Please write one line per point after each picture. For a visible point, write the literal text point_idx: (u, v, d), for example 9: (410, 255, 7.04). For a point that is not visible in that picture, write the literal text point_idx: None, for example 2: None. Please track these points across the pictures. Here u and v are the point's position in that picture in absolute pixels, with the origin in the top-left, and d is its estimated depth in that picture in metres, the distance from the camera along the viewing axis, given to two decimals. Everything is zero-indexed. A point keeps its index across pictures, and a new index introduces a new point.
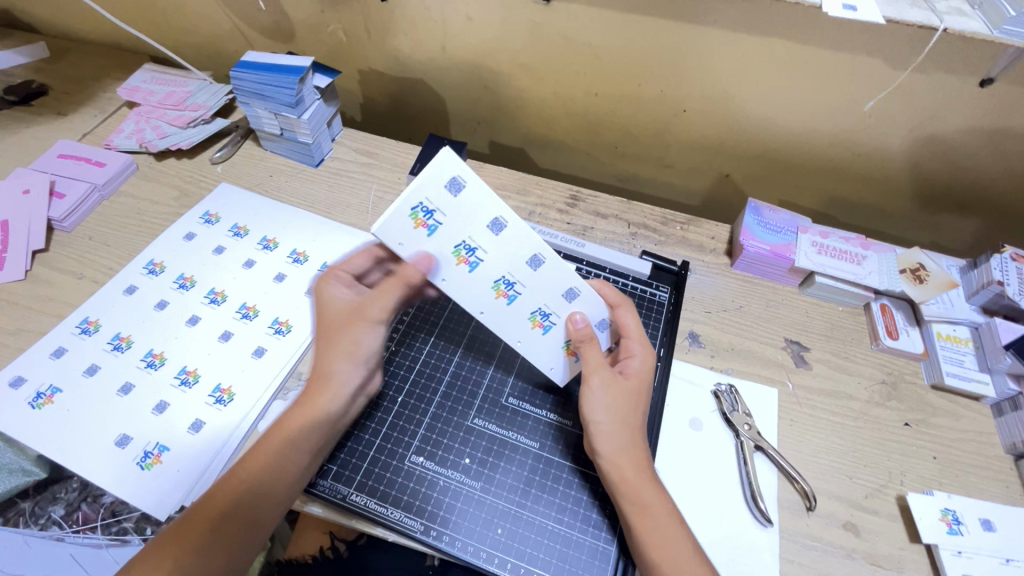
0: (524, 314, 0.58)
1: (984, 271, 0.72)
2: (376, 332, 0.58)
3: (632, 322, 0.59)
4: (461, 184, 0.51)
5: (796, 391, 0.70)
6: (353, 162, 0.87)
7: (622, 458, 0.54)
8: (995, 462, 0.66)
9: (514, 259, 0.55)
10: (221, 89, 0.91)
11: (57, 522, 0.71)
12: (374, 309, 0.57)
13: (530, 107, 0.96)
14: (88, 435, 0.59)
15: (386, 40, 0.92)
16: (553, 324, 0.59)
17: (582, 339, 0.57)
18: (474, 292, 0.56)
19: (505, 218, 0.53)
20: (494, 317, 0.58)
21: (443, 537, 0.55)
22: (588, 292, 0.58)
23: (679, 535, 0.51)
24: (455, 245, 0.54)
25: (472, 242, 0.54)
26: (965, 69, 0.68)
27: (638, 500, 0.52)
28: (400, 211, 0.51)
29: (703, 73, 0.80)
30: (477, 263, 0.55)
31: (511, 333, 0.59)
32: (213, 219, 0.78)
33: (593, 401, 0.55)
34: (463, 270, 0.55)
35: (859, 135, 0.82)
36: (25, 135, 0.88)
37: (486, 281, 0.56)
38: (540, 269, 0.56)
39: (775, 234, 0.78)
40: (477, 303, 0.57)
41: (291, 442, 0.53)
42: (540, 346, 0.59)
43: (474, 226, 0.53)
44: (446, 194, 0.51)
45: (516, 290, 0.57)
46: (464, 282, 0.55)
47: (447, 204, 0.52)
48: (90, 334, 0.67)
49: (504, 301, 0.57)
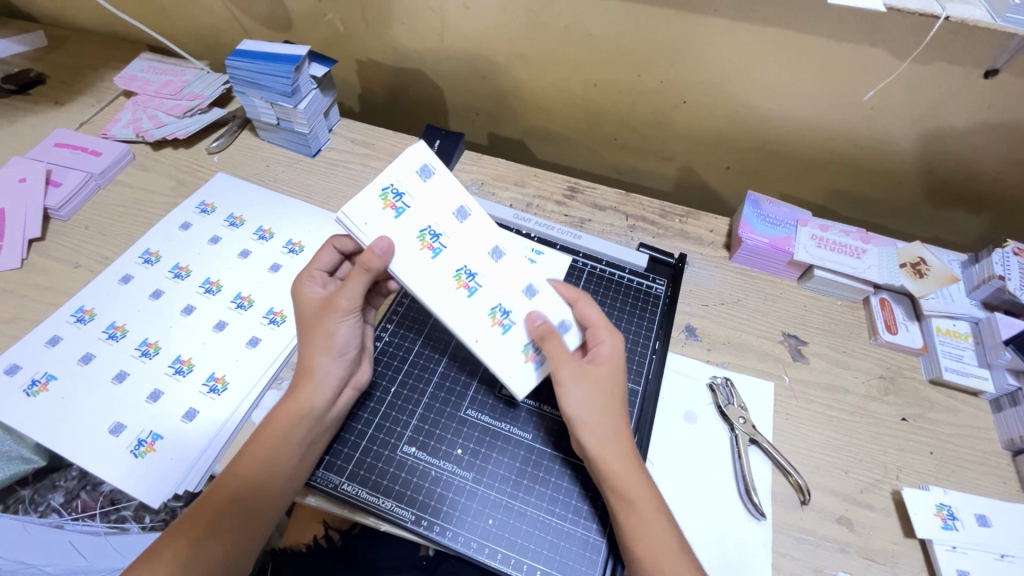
0: (483, 310, 0.57)
1: (986, 265, 0.72)
2: (349, 321, 0.58)
3: (596, 314, 0.58)
4: (430, 171, 0.57)
5: (793, 384, 0.70)
6: (350, 153, 0.87)
7: (606, 450, 0.53)
8: (992, 458, 0.65)
9: (474, 249, 0.57)
10: (218, 78, 0.91)
11: (57, 509, 0.74)
12: (340, 299, 0.57)
13: (529, 98, 0.96)
14: (82, 424, 0.60)
15: (384, 29, 0.91)
16: (513, 323, 0.57)
17: (543, 332, 0.56)
18: (434, 282, 0.56)
19: (468, 208, 0.58)
20: (454, 315, 0.56)
21: (434, 527, 0.55)
22: (548, 291, 0.59)
23: (663, 528, 0.51)
24: (419, 230, 0.56)
25: (436, 228, 0.57)
26: (969, 60, 0.67)
27: (624, 492, 0.52)
28: (370, 193, 0.56)
29: (703, 63, 0.79)
30: (440, 249, 0.56)
31: (472, 331, 0.56)
32: (209, 208, 0.78)
33: (569, 394, 0.54)
34: (426, 255, 0.56)
35: (861, 127, 0.81)
36: (23, 124, 0.88)
37: (448, 270, 0.56)
38: (501, 261, 0.58)
39: (773, 227, 0.77)
40: (439, 295, 0.56)
41: (279, 435, 0.54)
42: (500, 346, 0.57)
43: (439, 213, 0.57)
44: (416, 179, 0.57)
45: (476, 283, 0.57)
46: (424, 267, 0.56)
47: (416, 188, 0.57)
48: (85, 323, 0.67)
49: (465, 293, 0.57)
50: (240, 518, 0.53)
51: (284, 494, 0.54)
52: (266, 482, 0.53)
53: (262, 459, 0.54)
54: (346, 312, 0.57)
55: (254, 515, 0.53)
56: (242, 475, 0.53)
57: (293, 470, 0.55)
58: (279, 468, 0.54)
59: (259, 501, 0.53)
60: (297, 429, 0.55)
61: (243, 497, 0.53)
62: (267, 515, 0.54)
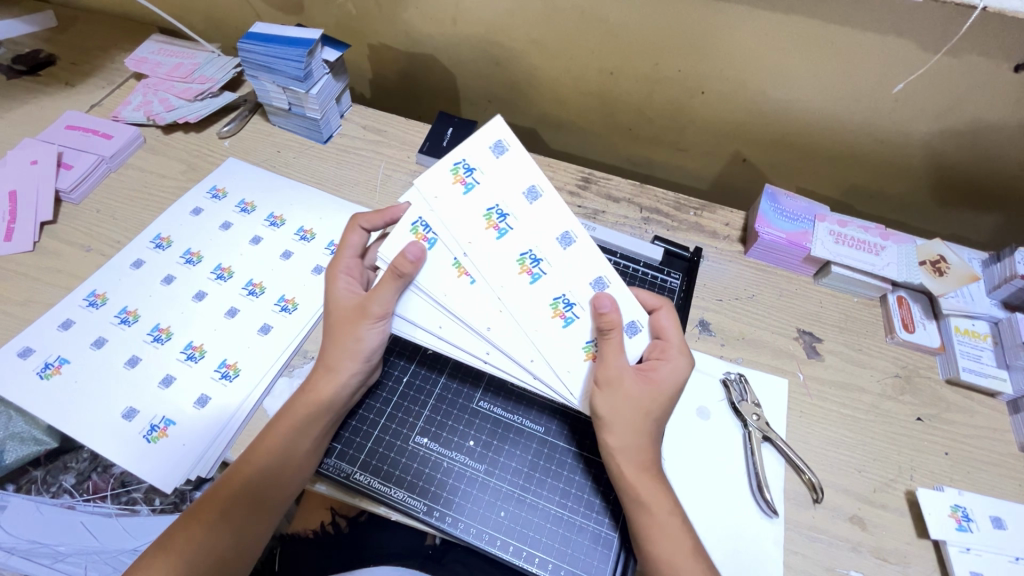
0: (546, 300, 0.56)
1: (1008, 264, 0.70)
2: (378, 328, 0.57)
3: (669, 322, 0.58)
4: (503, 148, 0.58)
5: (807, 382, 0.69)
6: (362, 139, 0.86)
7: (625, 457, 0.53)
8: (1008, 459, 0.65)
9: (545, 234, 0.57)
10: (228, 62, 0.90)
11: (69, 490, 0.74)
12: (374, 305, 0.56)
13: (543, 85, 0.94)
14: (96, 408, 0.60)
15: (397, 13, 0.90)
16: (576, 317, 0.56)
17: (607, 327, 0.54)
18: (500, 270, 0.56)
19: (541, 189, 0.57)
20: (518, 297, 0.56)
21: (445, 518, 0.55)
22: (618, 287, 0.57)
23: (675, 538, 0.51)
24: (487, 209, 0.57)
25: (503, 208, 0.57)
26: (1000, 53, 0.65)
27: (638, 496, 0.52)
28: (443, 167, 0.57)
29: (723, 52, 0.77)
30: (506, 230, 0.57)
31: (528, 320, 0.56)
32: (220, 193, 0.78)
33: (605, 397, 0.53)
34: (491, 235, 0.57)
35: (883, 121, 0.79)
36: (34, 106, 0.87)
37: (512, 254, 0.57)
38: (570, 249, 0.57)
39: (791, 221, 0.76)
40: (504, 277, 0.56)
41: (293, 425, 0.55)
42: (560, 338, 0.56)
43: (510, 193, 0.57)
44: (489, 156, 0.57)
45: (541, 270, 0.57)
46: (491, 246, 0.57)
47: (488, 164, 0.57)
48: (97, 307, 0.67)
49: (528, 278, 0.57)
50: (248, 505, 0.53)
51: (294, 485, 0.54)
52: (273, 470, 0.53)
53: (269, 448, 0.54)
54: (377, 317, 0.56)
55: (262, 501, 0.53)
56: (250, 461, 0.54)
57: (306, 457, 0.55)
58: (292, 460, 0.54)
59: (269, 489, 0.53)
60: (308, 417, 0.55)
61: (248, 487, 0.53)
62: (275, 503, 0.54)
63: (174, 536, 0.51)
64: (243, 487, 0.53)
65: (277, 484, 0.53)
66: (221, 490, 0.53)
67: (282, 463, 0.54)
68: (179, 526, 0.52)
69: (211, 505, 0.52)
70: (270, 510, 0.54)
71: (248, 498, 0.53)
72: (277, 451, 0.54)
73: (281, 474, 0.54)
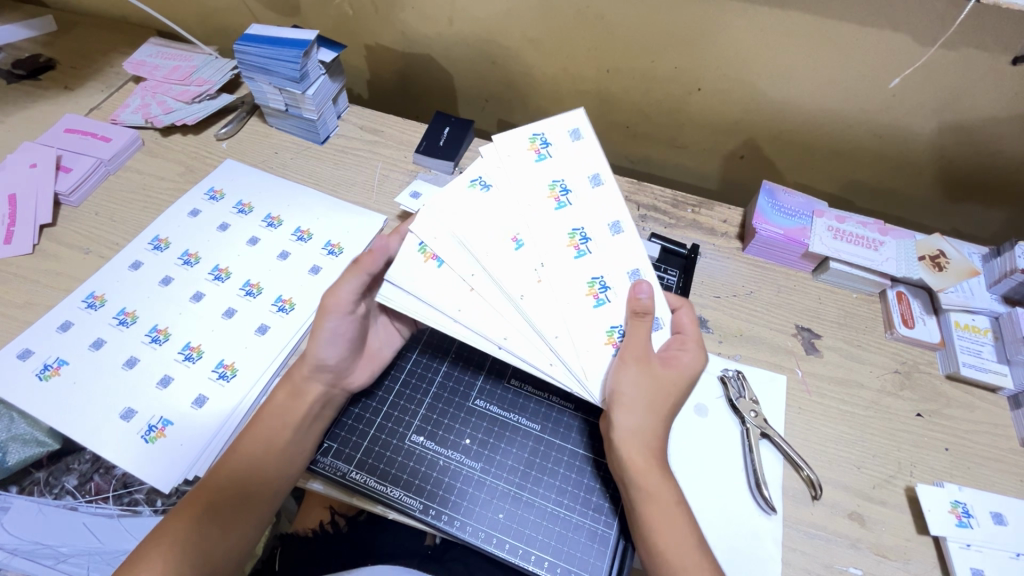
0: (583, 278, 0.58)
1: (1008, 259, 0.70)
2: (338, 319, 0.57)
3: (688, 319, 0.59)
4: (580, 135, 0.64)
5: (805, 378, 0.69)
6: (359, 140, 0.86)
7: (637, 440, 0.53)
8: (1009, 455, 0.64)
9: (596, 219, 0.60)
10: (226, 64, 0.90)
11: (71, 492, 0.73)
12: (331, 296, 0.57)
13: (540, 85, 0.94)
14: (94, 408, 0.60)
15: (394, 15, 0.90)
16: (609, 300, 0.57)
17: (638, 310, 0.55)
18: (549, 239, 0.59)
19: (602, 177, 0.62)
20: (558, 267, 0.57)
21: (442, 516, 0.55)
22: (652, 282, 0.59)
23: (680, 526, 0.51)
24: (552, 180, 0.61)
25: (567, 184, 0.61)
26: (998, 45, 0.65)
27: (642, 485, 0.52)
28: (523, 133, 0.63)
29: (717, 49, 0.77)
30: (565, 204, 0.60)
31: (564, 297, 0.56)
32: (218, 194, 0.78)
33: (630, 377, 0.53)
34: (551, 204, 0.60)
35: (880, 116, 0.78)
36: (34, 110, 0.88)
37: (565, 227, 0.59)
38: (617, 237, 0.60)
39: (789, 217, 0.76)
40: (552, 246, 0.58)
41: (287, 427, 0.55)
42: (590, 316, 0.56)
43: (577, 173, 0.62)
44: (567, 138, 0.64)
45: (587, 249, 0.59)
46: (547, 212, 0.60)
47: (563, 143, 0.63)
48: (96, 309, 0.67)
49: (574, 252, 0.59)
50: (240, 500, 0.53)
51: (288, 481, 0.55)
52: (268, 468, 0.54)
53: (267, 450, 0.54)
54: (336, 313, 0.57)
55: (255, 497, 0.54)
56: (244, 457, 0.54)
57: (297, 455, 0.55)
58: (286, 456, 0.55)
59: (262, 484, 0.54)
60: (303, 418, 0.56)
61: (242, 481, 0.54)
62: (267, 500, 0.54)
63: (163, 530, 0.51)
64: (237, 481, 0.53)
65: (270, 481, 0.54)
66: (210, 484, 0.53)
67: (274, 458, 0.54)
68: (169, 520, 0.52)
69: (199, 498, 0.52)
70: (261, 505, 0.54)
71: (242, 493, 0.53)
72: (271, 449, 0.54)
73: (274, 471, 0.54)
